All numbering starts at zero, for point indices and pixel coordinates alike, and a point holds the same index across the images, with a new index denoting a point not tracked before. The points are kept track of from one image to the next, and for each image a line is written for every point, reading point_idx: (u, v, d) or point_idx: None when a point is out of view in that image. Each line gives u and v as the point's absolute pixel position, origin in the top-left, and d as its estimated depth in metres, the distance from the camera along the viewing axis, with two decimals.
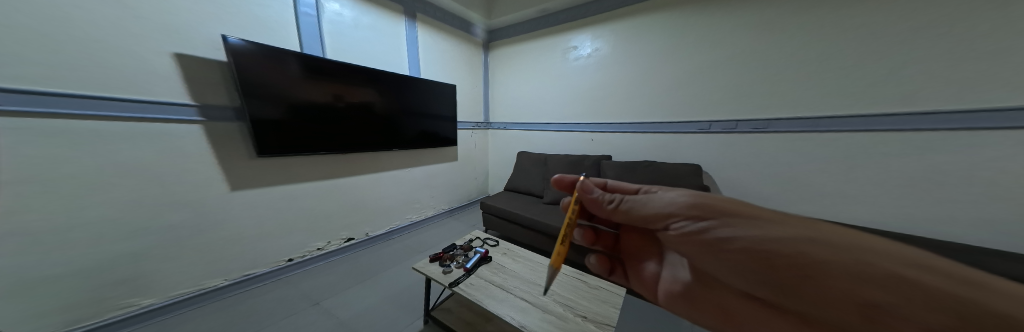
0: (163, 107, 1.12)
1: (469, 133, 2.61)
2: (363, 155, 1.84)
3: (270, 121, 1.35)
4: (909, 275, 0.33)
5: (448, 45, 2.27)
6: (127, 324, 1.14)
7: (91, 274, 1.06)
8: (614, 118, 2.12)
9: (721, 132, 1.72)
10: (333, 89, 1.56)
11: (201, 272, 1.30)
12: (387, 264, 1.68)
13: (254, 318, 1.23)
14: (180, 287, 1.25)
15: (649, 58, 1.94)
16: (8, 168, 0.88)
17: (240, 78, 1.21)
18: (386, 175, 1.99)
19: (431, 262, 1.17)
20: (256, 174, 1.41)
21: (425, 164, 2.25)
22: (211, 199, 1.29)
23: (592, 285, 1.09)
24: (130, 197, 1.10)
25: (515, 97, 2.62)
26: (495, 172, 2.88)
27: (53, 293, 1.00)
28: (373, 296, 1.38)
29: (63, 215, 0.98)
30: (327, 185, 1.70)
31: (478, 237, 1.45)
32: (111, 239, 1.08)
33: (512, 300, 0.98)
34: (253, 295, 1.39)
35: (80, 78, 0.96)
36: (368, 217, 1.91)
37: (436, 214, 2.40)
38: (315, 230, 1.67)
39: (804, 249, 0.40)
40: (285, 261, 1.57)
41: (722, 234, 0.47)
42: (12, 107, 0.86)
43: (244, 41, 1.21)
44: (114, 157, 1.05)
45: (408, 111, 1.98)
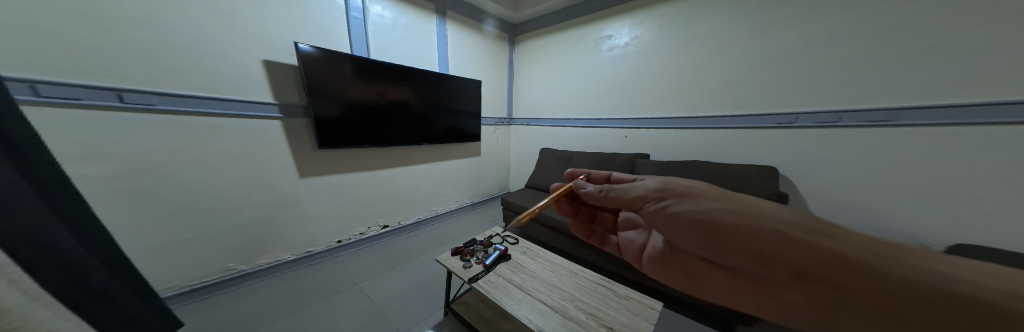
0: (251, 106, 1.33)
1: (492, 129, 2.61)
2: (400, 150, 1.97)
3: (331, 118, 1.53)
4: (798, 231, 0.44)
5: (474, 41, 2.29)
6: (223, 286, 1.39)
7: (205, 241, 1.32)
8: (653, 112, 1.93)
9: (812, 126, 1.35)
10: (378, 88, 1.70)
11: (277, 246, 1.54)
12: (421, 252, 1.79)
13: (306, 291, 1.41)
14: (262, 258, 1.50)
15: (698, 44, 1.69)
16: (148, 156, 1.13)
17: (306, 80, 1.38)
18: (416, 168, 2.10)
19: (453, 256, 1.20)
20: (313, 165, 1.59)
21: (451, 159, 2.32)
22: (285, 184, 1.51)
23: (620, 294, 1.00)
24: (225, 182, 1.32)
25: (541, 92, 2.54)
26: (517, 169, 2.86)
27: (183, 254, 1.27)
28: (403, 283, 1.48)
29: (182, 194, 1.23)
30: (370, 175, 1.85)
31: (497, 233, 1.45)
32: (213, 215, 1.32)
33: (532, 301, 0.95)
34: (306, 271, 1.60)
35: (198, 83, 1.19)
36: (401, 207, 2.05)
37: (460, 207, 2.48)
38: (358, 216, 1.84)
39: (732, 218, 0.50)
40: (335, 242, 1.76)
41: (675, 209, 0.58)
42: (163, 106, 1.13)
43: (313, 48, 1.39)
44: (212, 149, 1.26)
45: (437, 107, 2.06)
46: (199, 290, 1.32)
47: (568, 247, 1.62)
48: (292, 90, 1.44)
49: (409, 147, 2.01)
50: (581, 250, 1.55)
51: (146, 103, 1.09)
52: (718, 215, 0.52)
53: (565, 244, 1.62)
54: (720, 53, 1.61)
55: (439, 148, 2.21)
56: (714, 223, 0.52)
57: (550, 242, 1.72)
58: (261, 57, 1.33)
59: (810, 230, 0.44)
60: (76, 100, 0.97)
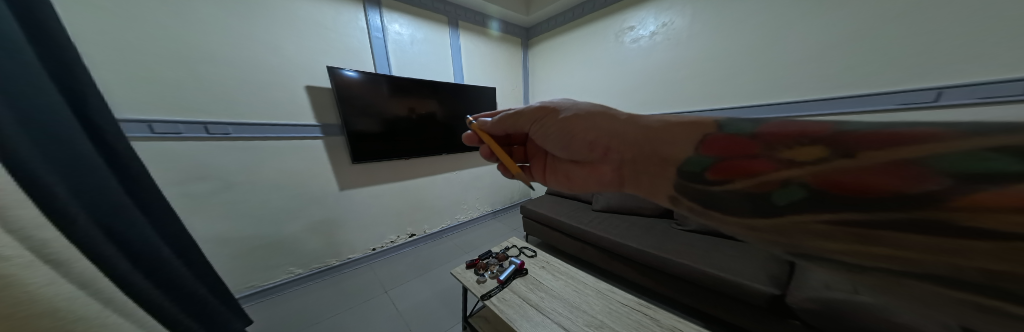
0: (301, 129, 1.49)
1: None
2: (426, 160, 2.03)
3: (365, 133, 1.64)
4: (646, 122, 0.51)
5: (486, 49, 2.28)
6: (282, 288, 1.54)
7: (268, 249, 1.48)
8: (699, 103, 1.68)
9: (977, 102, 1.00)
10: (408, 103, 1.79)
11: (329, 251, 1.68)
12: (450, 261, 1.79)
13: (342, 297, 1.48)
14: (315, 263, 1.64)
15: (750, 19, 1.43)
16: (220, 178, 1.30)
17: (341, 101, 1.49)
18: (439, 177, 2.13)
19: (467, 269, 1.17)
20: (351, 178, 1.70)
21: (470, 167, 2.32)
22: (330, 195, 1.64)
23: (665, 325, 0.84)
24: (280, 197, 1.48)
25: (560, 92, 2.42)
26: None
27: (253, 262, 1.44)
28: (428, 293, 1.48)
29: (248, 209, 1.39)
30: (401, 186, 1.93)
31: (514, 245, 1.38)
32: (273, 226, 1.48)
33: (548, 325, 0.85)
34: (342, 278, 1.68)
35: (259, 112, 1.36)
36: (428, 215, 2.10)
37: (482, 215, 2.46)
38: (391, 225, 1.91)
39: (603, 118, 0.57)
40: (370, 250, 1.84)
41: (550, 115, 0.64)
42: (239, 134, 1.32)
43: (353, 72, 1.52)
44: (271, 167, 1.43)
45: (461, 116, 2.09)
46: (263, 290, 1.48)
47: (597, 260, 1.45)
48: (330, 111, 1.56)
49: (432, 158, 2.04)
50: (614, 264, 1.38)
51: (223, 133, 1.28)
52: (574, 114, 0.61)
53: (595, 257, 1.46)
54: (783, 23, 1.33)
55: (460, 156, 2.23)
56: (570, 120, 0.61)
57: (575, 253, 1.58)
58: (305, 83, 1.47)
59: (653, 121, 0.51)
60: (177, 134, 1.17)
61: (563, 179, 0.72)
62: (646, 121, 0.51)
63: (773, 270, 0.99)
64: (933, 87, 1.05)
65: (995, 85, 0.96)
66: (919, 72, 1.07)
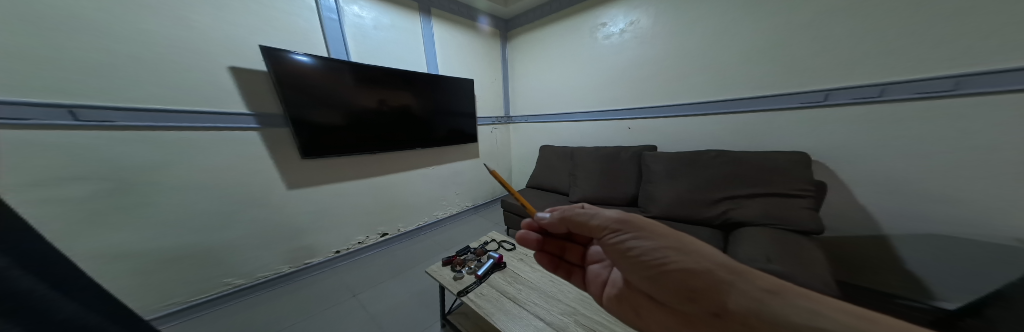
0: (227, 118, 1.25)
1: (490, 129, 2.50)
2: (394, 154, 1.90)
3: (321, 126, 1.47)
4: (732, 280, 0.46)
5: (462, 39, 2.20)
6: (223, 300, 1.35)
7: (197, 259, 1.26)
8: (662, 99, 1.76)
9: (849, 103, 1.19)
10: (378, 94, 1.67)
11: (280, 257, 1.50)
12: (423, 260, 1.71)
13: (300, 305, 1.35)
14: (261, 271, 1.45)
15: (707, 22, 1.52)
16: (119, 177, 1.07)
17: (283, 88, 1.30)
18: (414, 173, 2.03)
19: (444, 266, 1.13)
20: (300, 175, 1.51)
21: (449, 162, 2.24)
22: (277, 196, 1.45)
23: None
24: (211, 198, 1.26)
25: (538, 87, 2.42)
26: (519, 168, 2.76)
27: (172, 277, 1.22)
28: (403, 293, 1.41)
29: (161, 214, 1.16)
30: (370, 182, 1.80)
31: (493, 240, 1.36)
32: (204, 231, 1.26)
33: (527, 317, 0.85)
34: (301, 285, 1.52)
35: (167, 95, 1.12)
36: (401, 213, 1.99)
37: (463, 211, 2.41)
38: (359, 224, 1.78)
39: (704, 272, 0.47)
40: (334, 252, 1.70)
41: (624, 242, 0.56)
42: (139, 123, 1.07)
43: (310, 57, 1.37)
44: (199, 163, 1.21)
45: (438, 111, 2.00)
46: (193, 307, 1.27)
47: None
48: (268, 98, 1.34)
49: (406, 153, 1.95)
50: None
51: (105, 120, 1.02)
52: (646, 245, 0.53)
53: None
54: (734, 25, 1.44)
55: (436, 150, 2.13)
56: (649, 256, 0.52)
57: None
58: (228, 64, 1.23)
59: (751, 285, 0.45)
60: (25, 120, 0.90)
61: (631, 313, 0.59)
62: (742, 289, 0.44)
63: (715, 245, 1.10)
64: (823, 90, 1.25)
65: (862, 88, 1.16)
66: (834, 75, 1.21)
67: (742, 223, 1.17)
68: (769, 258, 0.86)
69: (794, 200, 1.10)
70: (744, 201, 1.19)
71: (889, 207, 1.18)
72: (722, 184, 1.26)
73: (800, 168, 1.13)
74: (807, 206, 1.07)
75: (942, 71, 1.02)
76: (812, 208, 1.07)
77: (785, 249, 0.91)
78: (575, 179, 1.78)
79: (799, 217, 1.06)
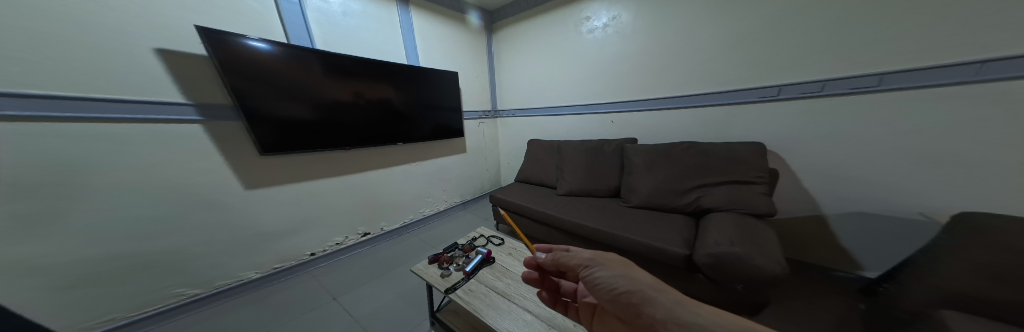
0: (163, 108, 1.09)
1: (477, 123, 2.45)
2: (372, 150, 1.79)
3: (287, 120, 1.36)
4: (679, 311, 0.44)
5: (445, 30, 2.11)
6: (178, 313, 1.23)
7: (147, 265, 1.14)
8: (643, 94, 1.80)
9: (800, 97, 1.29)
10: (354, 87, 1.57)
11: (241, 264, 1.37)
12: (408, 259, 1.66)
13: (269, 312, 1.26)
14: (220, 279, 1.32)
15: (684, 18, 1.56)
16: (25, 179, 0.90)
17: (234, 78, 1.16)
18: (397, 170, 1.95)
19: (431, 264, 1.10)
20: (261, 174, 1.37)
21: (435, 157, 2.18)
22: (237, 198, 1.31)
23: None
24: (152, 201, 1.12)
25: (524, 80, 2.40)
26: (507, 163, 2.74)
27: (107, 290, 1.08)
28: (388, 294, 1.36)
29: (87, 221, 1.01)
30: (347, 180, 1.70)
31: (482, 235, 1.35)
32: (147, 237, 1.13)
33: (517, 311, 0.85)
34: (273, 291, 1.41)
35: (83, 82, 0.94)
36: (382, 212, 1.90)
37: (451, 207, 2.37)
38: (335, 225, 1.68)
39: (653, 301, 0.47)
40: (308, 255, 1.60)
41: (592, 274, 0.57)
42: (40, 113, 0.89)
43: (269, 44, 1.24)
44: (135, 162, 1.06)
45: (421, 105, 1.93)
46: (139, 322, 1.15)
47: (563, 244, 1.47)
48: (214, 87, 1.17)
49: (387, 148, 1.86)
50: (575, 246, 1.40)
51: None
52: (611, 278, 0.54)
53: (560, 241, 1.48)
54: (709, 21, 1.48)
55: (420, 146, 2.06)
56: (612, 287, 0.53)
57: (542, 238, 1.60)
58: (155, 46, 1.04)
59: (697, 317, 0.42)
60: None
61: None
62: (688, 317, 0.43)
63: (687, 231, 1.16)
64: (777, 85, 1.35)
65: (808, 84, 1.26)
66: (794, 71, 1.29)
67: (709, 210, 1.24)
68: (733, 241, 0.92)
69: (752, 186, 1.19)
70: (711, 189, 1.27)
71: (835, 192, 1.29)
72: (692, 174, 1.33)
73: (756, 157, 1.23)
74: (762, 191, 1.17)
75: (886, 68, 1.10)
76: (766, 193, 1.17)
77: (746, 232, 0.98)
78: (562, 172, 1.80)
79: (755, 202, 1.15)
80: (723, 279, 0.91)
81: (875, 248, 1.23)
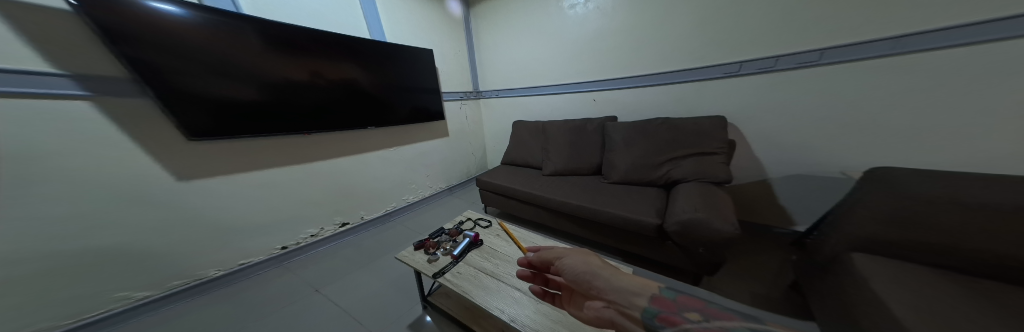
0: (35, 81, 0.87)
1: (458, 105, 2.36)
2: (341, 135, 1.66)
3: (227, 100, 1.20)
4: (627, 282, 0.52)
5: (415, 4, 1.94)
6: (125, 317, 1.12)
7: (64, 269, 0.99)
8: (621, 72, 1.78)
9: (755, 73, 1.34)
10: (308, 64, 1.41)
11: (193, 261, 1.25)
12: (393, 247, 1.63)
13: (243, 307, 1.21)
14: (172, 279, 1.21)
15: None
16: None
17: (134, 48, 0.96)
18: (372, 156, 1.84)
19: (416, 250, 1.08)
20: (200, 163, 1.20)
21: (416, 141, 2.10)
22: (183, 193, 1.18)
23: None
24: (71, 199, 0.97)
25: (506, 59, 2.30)
26: (493, 146, 2.70)
27: (26, 301, 0.95)
28: (377, 282, 1.34)
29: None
30: (315, 169, 1.59)
31: (469, 219, 1.34)
32: (68, 237, 0.98)
33: (506, 290, 0.86)
34: (247, 286, 1.35)
35: None
36: (358, 202, 1.81)
37: (438, 193, 2.33)
38: (307, 217, 1.59)
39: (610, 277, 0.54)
40: (278, 249, 1.50)
41: (565, 262, 0.63)
42: None
43: (179, 8, 1.03)
44: (43, 155, 0.91)
45: (393, 86, 1.81)
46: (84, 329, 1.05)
47: (551, 223, 1.48)
48: (93, 53, 0.94)
49: (360, 132, 1.75)
50: (561, 223, 1.43)
51: None
52: (578, 263, 0.60)
53: (546, 220, 1.50)
54: None
55: (398, 131, 1.96)
56: (581, 271, 0.59)
57: (530, 218, 1.62)
58: None
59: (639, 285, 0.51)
60: None
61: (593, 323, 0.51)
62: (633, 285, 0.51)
63: (658, 202, 1.21)
64: (738, 61, 1.38)
65: (763, 60, 1.31)
66: (762, 45, 1.30)
67: (678, 181, 1.30)
68: (696, 207, 0.98)
69: (712, 157, 1.26)
70: (680, 162, 1.32)
71: (780, 158, 1.39)
72: (664, 148, 1.38)
73: (716, 130, 1.30)
74: (721, 161, 1.24)
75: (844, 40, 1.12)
76: (723, 162, 1.24)
77: (708, 198, 1.05)
78: (547, 153, 1.80)
79: (714, 171, 1.23)
80: (688, 243, 0.98)
81: (811, 206, 1.36)
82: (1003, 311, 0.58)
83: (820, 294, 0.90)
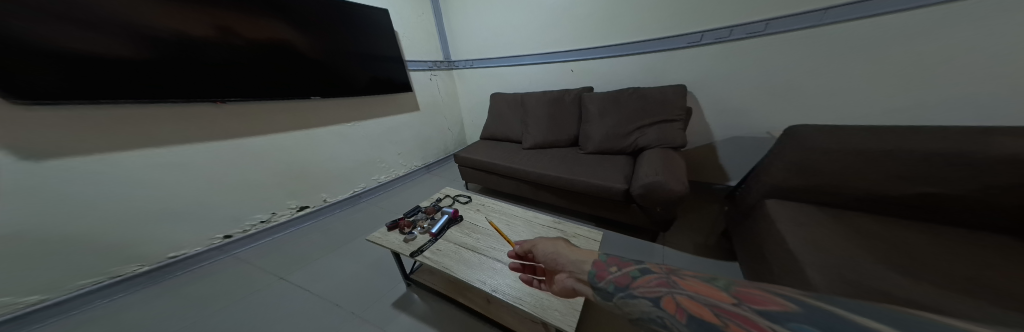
0: None
1: (428, 75, 2.18)
2: (278, 105, 1.45)
3: (95, 58, 0.95)
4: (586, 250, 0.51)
5: None
6: (39, 318, 1.01)
7: None
8: (593, 43, 1.68)
9: (713, 44, 1.34)
10: (212, 17, 1.14)
11: (99, 257, 1.09)
12: (367, 229, 1.57)
13: (195, 302, 1.11)
14: (77, 279, 1.06)
15: None
16: None
17: None
18: (325, 132, 1.67)
19: (390, 231, 1.03)
20: (55, 138, 0.93)
21: (381, 115, 1.93)
22: (69, 183, 0.98)
23: (569, 233, 0.96)
24: None
25: (478, 23, 2.08)
26: (470, 120, 2.59)
27: None
28: (356, 265, 1.29)
29: None
30: (257, 145, 1.41)
31: (448, 196, 1.30)
32: None
33: (488, 262, 0.86)
34: (192, 280, 1.24)
35: None
36: (321, 182, 1.70)
37: (413, 171, 2.23)
38: (253, 203, 1.43)
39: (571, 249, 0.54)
40: (220, 237, 1.37)
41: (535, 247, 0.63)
42: None
43: None
44: None
45: (344, 54, 1.60)
46: None
47: (530, 195, 1.50)
48: None
49: (307, 106, 1.55)
50: (540, 194, 1.44)
51: None
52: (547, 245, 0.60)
53: (525, 193, 1.51)
54: None
55: (355, 103, 1.77)
56: (547, 250, 0.59)
57: (511, 192, 1.61)
58: None
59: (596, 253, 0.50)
60: None
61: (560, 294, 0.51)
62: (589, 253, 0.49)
63: (626, 169, 1.25)
64: (700, 31, 1.35)
65: (717, 31, 1.31)
66: (722, 10, 1.26)
67: (644, 149, 1.36)
68: (657, 171, 1.04)
69: (672, 124, 1.32)
70: (646, 130, 1.37)
71: (725, 123, 1.48)
72: (634, 118, 1.40)
73: (678, 98, 1.34)
74: (679, 127, 1.31)
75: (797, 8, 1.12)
76: (681, 129, 1.31)
77: (667, 163, 1.11)
78: (525, 126, 1.76)
79: (673, 137, 1.30)
80: (648, 204, 1.06)
81: (745, 163, 1.52)
82: (861, 238, 0.70)
83: (742, 238, 1.02)
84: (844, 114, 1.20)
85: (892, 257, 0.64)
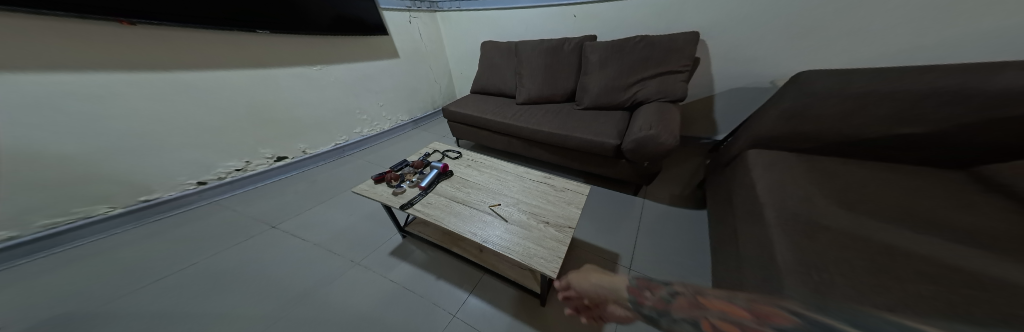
0: None
1: (406, 16, 1.93)
2: (224, 40, 1.28)
3: None
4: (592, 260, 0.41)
5: None
6: (22, 253, 1.07)
7: None
8: None
9: None
10: None
11: (60, 200, 1.10)
12: (351, 180, 1.57)
13: (183, 241, 1.17)
14: (44, 218, 1.09)
15: None
16: None
17: None
18: (281, 73, 1.49)
19: (376, 183, 1.03)
20: None
21: (353, 59, 1.75)
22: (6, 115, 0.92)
23: (558, 187, 0.98)
24: None
25: None
26: (460, 71, 2.41)
27: None
28: (348, 217, 1.32)
29: None
30: (214, 83, 1.29)
31: (437, 150, 1.27)
32: None
33: (478, 214, 0.89)
34: (176, 221, 1.29)
35: None
36: (297, 131, 1.63)
37: (400, 125, 2.15)
38: (222, 149, 1.39)
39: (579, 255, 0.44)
40: (196, 184, 1.38)
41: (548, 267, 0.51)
42: None
43: None
44: None
45: None
46: None
47: (522, 151, 1.48)
48: None
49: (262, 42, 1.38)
50: (533, 151, 1.42)
51: None
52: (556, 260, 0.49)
53: (517, 149, 1.49)
54: None
55: (313, 41, 1.56)
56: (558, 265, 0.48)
57: (503, 149, 1.59)
58: None
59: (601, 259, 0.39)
60: None
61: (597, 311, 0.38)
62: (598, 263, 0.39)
63: (619, 125, 1.22)
64: None
65: None
66: None
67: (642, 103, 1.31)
68: (649, 126, 1.02)
69: (675, 76, 1.26)
70: (647, 83, 1.30)
71: (728, 74, 1.41)
72: (636, 69, 1.32)
73: (687, 47, 1.24)
74: (682, 80, 1.25)
75: None
76: (685, 81, 1.25)
77: (662, 116, 1.08)
78: (518, 79, 1.65)
79: (674, 90, 1.25)
80: (637, 159, 1.06)
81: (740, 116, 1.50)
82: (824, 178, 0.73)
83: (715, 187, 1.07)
84: (847, 59, 1.15)
85: (845, 193, 0.68)
